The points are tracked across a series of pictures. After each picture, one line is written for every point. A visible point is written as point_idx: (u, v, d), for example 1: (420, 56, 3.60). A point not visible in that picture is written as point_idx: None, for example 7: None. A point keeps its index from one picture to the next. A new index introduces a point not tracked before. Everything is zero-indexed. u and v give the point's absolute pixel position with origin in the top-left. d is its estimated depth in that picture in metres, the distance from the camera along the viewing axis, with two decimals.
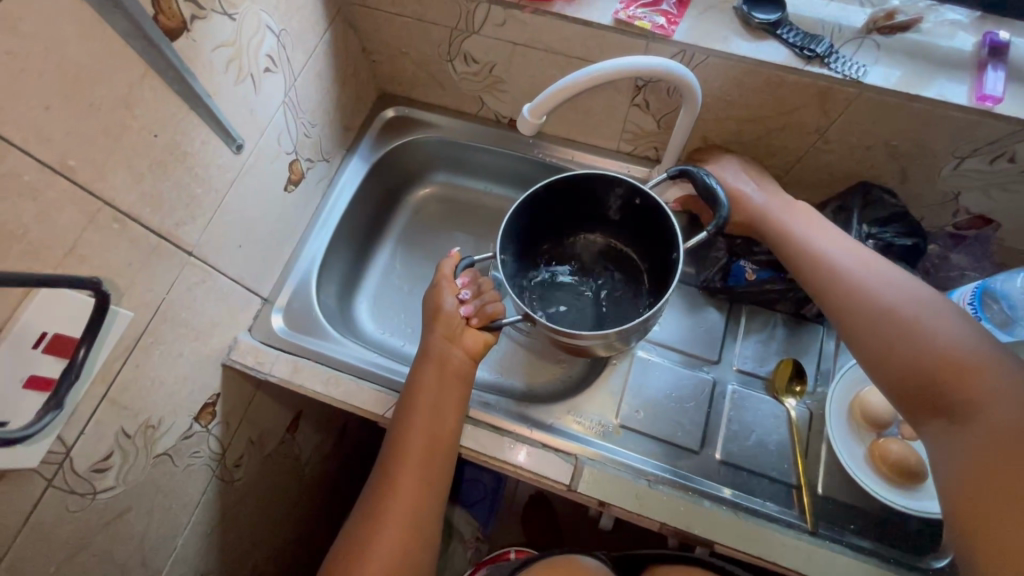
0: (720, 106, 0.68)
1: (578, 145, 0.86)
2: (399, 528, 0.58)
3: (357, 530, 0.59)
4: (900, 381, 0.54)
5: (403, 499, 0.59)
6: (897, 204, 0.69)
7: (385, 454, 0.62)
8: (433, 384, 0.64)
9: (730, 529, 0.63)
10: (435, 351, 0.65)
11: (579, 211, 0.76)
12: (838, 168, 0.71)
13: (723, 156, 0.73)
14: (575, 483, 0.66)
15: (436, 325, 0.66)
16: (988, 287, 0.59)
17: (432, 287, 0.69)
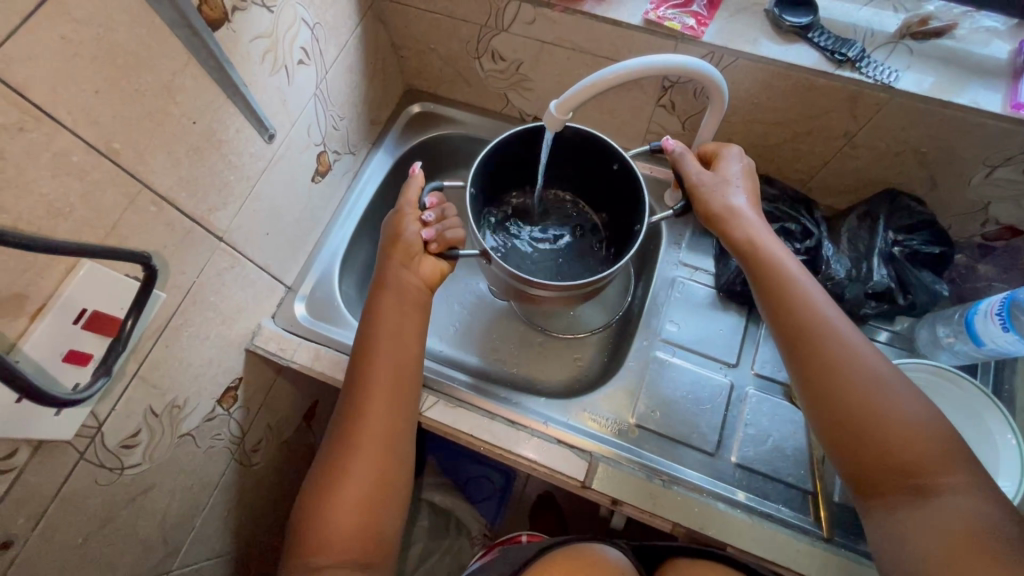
0: (747, 108, 0.68)
1: None
2: (370, 451, 0.59)
3: (326, 456, 0.60)
4: (851, 409, 0.53)
5: (369, 424, 0.60)
6: (924, 211, 0.68)
7: (348, 404, 0.61)
8: (393, 316, 0.64)
9: (741, 532, 0.63)
10: (392, 279, 0.65)
11: (550, 168, 0.79)
12: (865, 174, 0.71)
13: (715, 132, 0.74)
14: (589, 480, 0.66)
15: (396, 252, 0.66)
16: (1016, 299, 0.57)
17: (396, 212, 0.68)
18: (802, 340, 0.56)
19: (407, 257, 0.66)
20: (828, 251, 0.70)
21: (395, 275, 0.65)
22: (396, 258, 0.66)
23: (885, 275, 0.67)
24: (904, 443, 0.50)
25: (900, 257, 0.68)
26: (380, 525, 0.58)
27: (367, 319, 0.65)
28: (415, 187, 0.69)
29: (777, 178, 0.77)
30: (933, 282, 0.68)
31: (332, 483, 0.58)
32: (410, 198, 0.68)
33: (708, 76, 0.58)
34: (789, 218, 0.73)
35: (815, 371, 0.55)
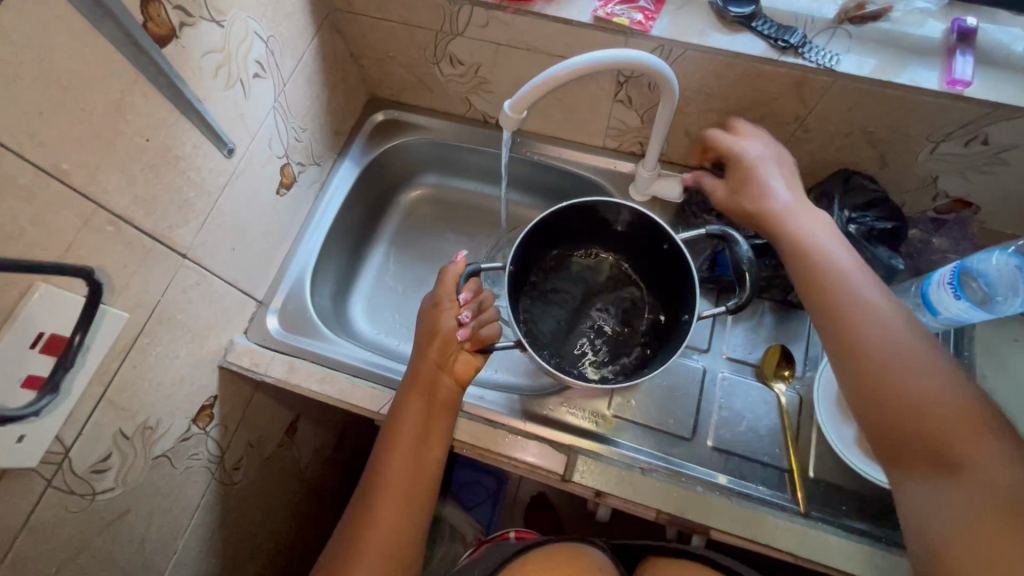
0: (700, 98, 0.70)
1: (565, 142, 0.88)
2: (384, 555, 0.59)
3: (357, 520, 0.61)
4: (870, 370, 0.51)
5: (397, 494, 0.61)
6: (876, 188, 0.71)
7: (365, 502, 0.61)
8: (421, 414, 0.64)
9: (724, 516, 0.64)
10: (423, 381, 0.65)
11: (600, 233, 0.76)
12: (819, 156, 0.73)
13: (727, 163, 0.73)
14: (569, 474, 0.67)
15: (431, 341, 0.66)
16: (967, 266, 0.60)
17: (433, 306, 0.67)
18: (839, 322, 0.54)
19: (444, 353, 0.66)
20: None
21: (429, 376, 0.65)
22: (432, 360, 0.65)
23: None
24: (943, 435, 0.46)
25: (857, 234, 0.69)
26: None
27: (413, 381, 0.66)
28: (451, 277, 0.68)
29: None
30: (889, 257, 0.69)
31: (358, 554, 0.58)
32: (450, 288, 0.67)
33: (659, 71, 0.60)
34: None
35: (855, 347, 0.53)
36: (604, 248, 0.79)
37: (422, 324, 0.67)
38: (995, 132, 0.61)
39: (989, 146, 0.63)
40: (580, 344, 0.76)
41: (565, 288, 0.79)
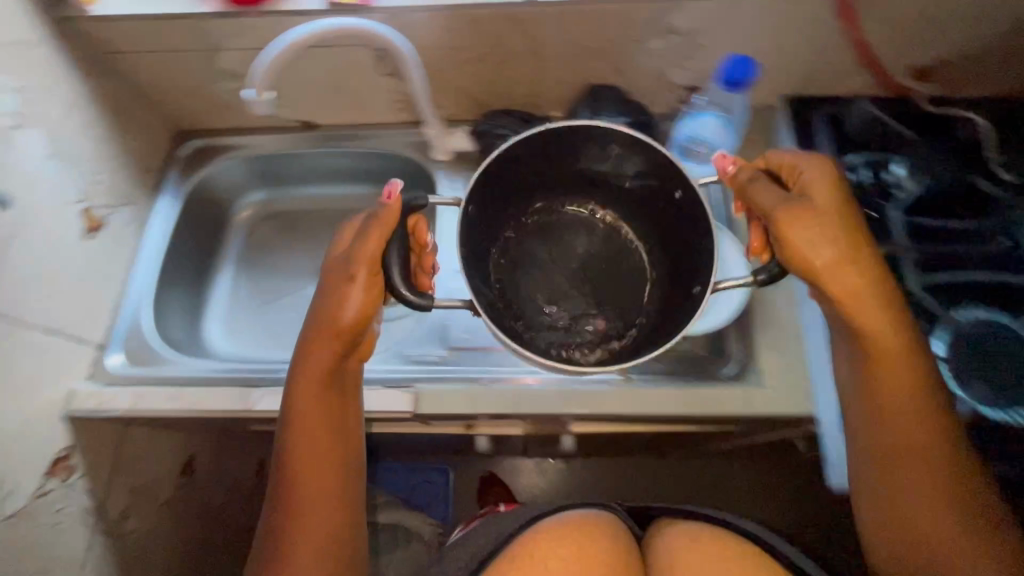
0: (448, 54, 0.79)
1: (369, 127, 0.95)
2: (327, 531, 0.60)
3: (280, 491, 0.61)
4: (884, 521, 0.59)
5: (318, 475, 0.61)
6: (618, 95, 0.82)
7: (278, 482, 0.61)
8: (318, 403, 0.62)
9: (558, 399, 0.71)
10: (311, 366, 0.61)
11: (558, 177, 0.72)
12: (569, 80, 0.83)
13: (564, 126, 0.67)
14: (416, 407, 0.72)
15: (327, 331, 0.60)
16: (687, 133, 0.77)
17: (325, 291, 0.61)
18: (900, 420, 0.58)
19: (336, 332, 0.60)
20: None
21: (316, 361, 0.61)
22: (325, 338, 0.61)
23: None
24: (961, 511, 0.57)
25: None
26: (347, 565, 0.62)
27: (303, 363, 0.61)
28: (370, 243, 0.59)
29: (515, 107, 0.88)
30: None
31: (298, 534, 0.59)
32: (331, 261, 0.62)
33: (372, 31, 0.69)
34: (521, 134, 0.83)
35: (876, 452, 0.59)
36: (598, 204, 0.76)
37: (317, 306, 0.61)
38: (677, 22, 0.73)
39: (681, 35, 0.75)
40: (567, 325, 0.72)
41: (534, 248, 0.74)
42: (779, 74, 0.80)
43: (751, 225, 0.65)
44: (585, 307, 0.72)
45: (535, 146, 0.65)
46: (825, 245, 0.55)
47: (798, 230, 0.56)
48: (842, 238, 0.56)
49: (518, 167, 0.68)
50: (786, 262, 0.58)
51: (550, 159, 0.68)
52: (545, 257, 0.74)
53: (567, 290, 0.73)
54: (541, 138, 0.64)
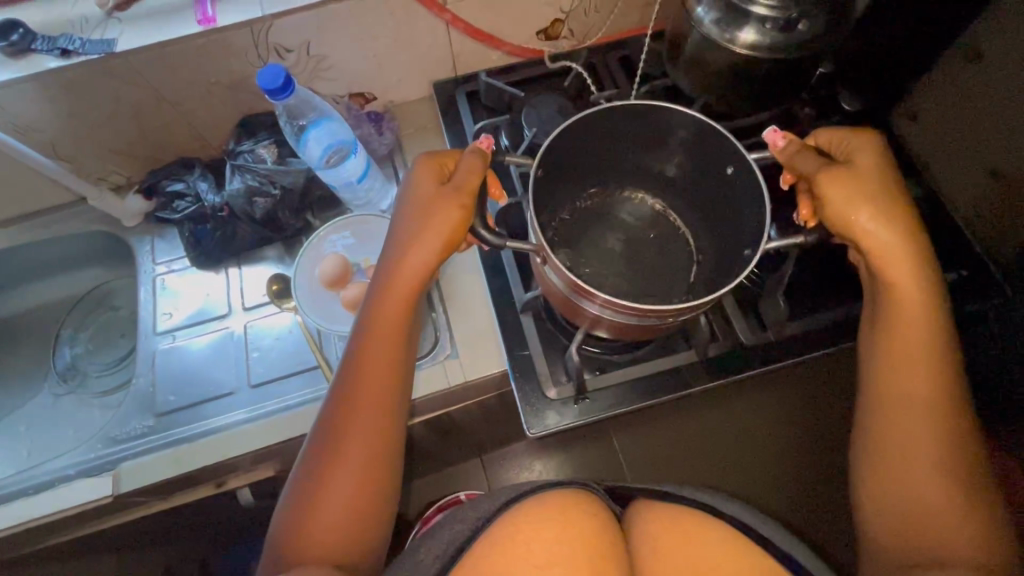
0: (70, 121, 0.76)
1: (48, 211, 0.90)
2: (371, 451, 0.56)
3: (332, 426, 0.56)
4: (941, 412, 0.56)
5: (369, 401, 0.57)
6: (272, 119, 0.82)
7: (338, 402, 0.57)
8: (391, 310, 0.59)
9: (261, 434, 0.71)
10: (392, 278, 0.59)
11: (617, 152, 0.64)
12: (220, 117, 0.82)
13: (436, 219, 0.57)
14: (117, 488, 0.69)
15: (417, 247, 0.58)
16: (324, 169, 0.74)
17: (417, 218, 0.58)
18: (903, 324, 0.56)
19: (389, 319, 0.59)
20: (207, 190, 0.83)
21: (392, 277, 0.59)
22: (404, 240, 0.58)
23: (242, 180, 0.79)
24: (943, 447, 0.55)
25: (251, 160, 0.79)
26: (370, 520, 0.55)
27: (388, 286, 0.59)
28: (464, 175, 0.58)
29: (188, 155, 0.87)
30: (296, 162, 0.79)
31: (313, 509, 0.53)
32: (427, 191, 0.58)
33: None
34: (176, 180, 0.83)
35: (879, 393, 0.58)
36: (646, 190, 0.69)
37: (398, 233, 0.59)
38: (283, 40, 0.73)
39: (296, 51, 0.75)
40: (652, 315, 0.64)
41: (606, 219, 0.68)
42: (416, 63, 0.84)
43: (799, 193, 0.61)
44: (664, 282, 0.66)
45: (605, 117, 0.57)
46: (859, 203, 0.55)
47: (838, 188, 0.55)
48: (875, 195, 0.55)
49: (584, 140, 0.60)
50: (823, 218, 0.57)
51: (616, 134, 0.61)
52: (627, 224, 0.68)
53: (645, 262, 0.66)
54: (577, 127, 0.57)
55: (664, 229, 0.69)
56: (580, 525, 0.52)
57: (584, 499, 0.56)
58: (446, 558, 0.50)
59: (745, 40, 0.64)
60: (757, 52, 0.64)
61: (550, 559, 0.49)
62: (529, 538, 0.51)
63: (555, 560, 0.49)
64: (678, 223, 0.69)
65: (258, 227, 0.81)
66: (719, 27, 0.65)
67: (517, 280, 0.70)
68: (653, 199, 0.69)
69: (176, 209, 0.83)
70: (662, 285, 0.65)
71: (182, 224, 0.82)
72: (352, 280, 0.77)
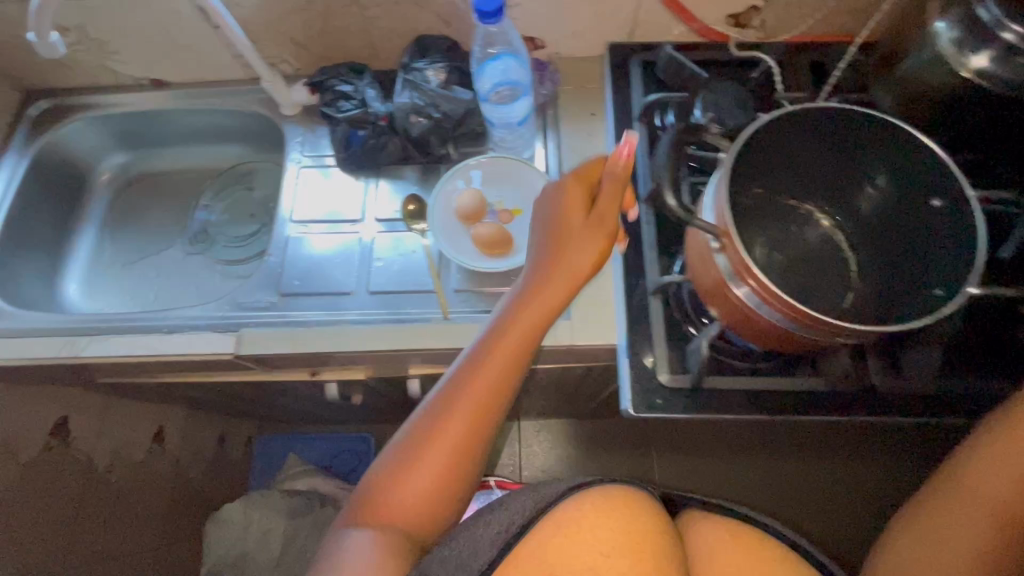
0: (272, 2, 0.80)
1: (219, 84, 0.96)
2: (459, 446, 0.57)
3: (436, 408, 0.58)
4: (999, 532, 0.54)
5: (475, 402, 0.57)
6: (444, 44, 0.83)
7: (447, 387, 0.58)
8: (527, 322, 0.58)
9: (370, 338, 0.75)
10: (531, 282, 0.59)
11: (811, 160, 0.62)
12: (399, 30, 0.84)
13: (579, 240, 0.59)
14: (239, 348, 0.74)
15: (556, 266, 0.59)
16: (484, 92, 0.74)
17: (562, 227, 0.60)
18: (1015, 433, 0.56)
19: (535, 306, 0.59)
20: (373, 97, 0.84)
21: (531, 277, 0.60)
22: (549, 247, 0.60)
23: (412, 97, 0.80)
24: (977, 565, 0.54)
25: (424, 81, 0.81)
26: (441, 509, 0.57)
27: (531, 295, 0.59)
28: (607, 196, 0.59)
29: (355, 60, 0.90)
30: (461, 92, 0.81)
31: (402, 479, 0.56)
32: (574, 207, 0.60)
33: None
34: (346, 82, 0.85)
35: (957, 488, 0.57)
36: (816, 208, 0.66)
37: (546, 242, 0.60)
38: None
39: None
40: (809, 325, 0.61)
41: (773, 226, 0.65)
42: (598, 18, 0.82)
43: None
44: (825, 301, 0.62)
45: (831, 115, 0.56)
46: None
47: None
48: None
49: (797, 134, 0.58)
50: None
51: (826, 139, 0.59)
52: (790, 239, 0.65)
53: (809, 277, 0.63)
54: (796, 117, 0.56)
55: (828, 250, 0.65)
56: (636, 519, 0.55)
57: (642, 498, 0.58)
58: (507, 534, 0.53)
59: (975, 66, 0.59)
60: (985, 82, 0.59)
61: (606, 551, 0.52)
62: (592, 528, 0.53)
63: (607, 556, 0.52)
64: (843, 246, 0.65)
65: (415, 145, 0.84)
66: (956, 47, 0.59)
67: (653, 264, 0.69)
68: (823, 219, 0.66)
69: (339, 108, 0.84)
70: (825, 299, 0.62)
71: (338, 123, 0.85)
72: (484, 218, 0.79)
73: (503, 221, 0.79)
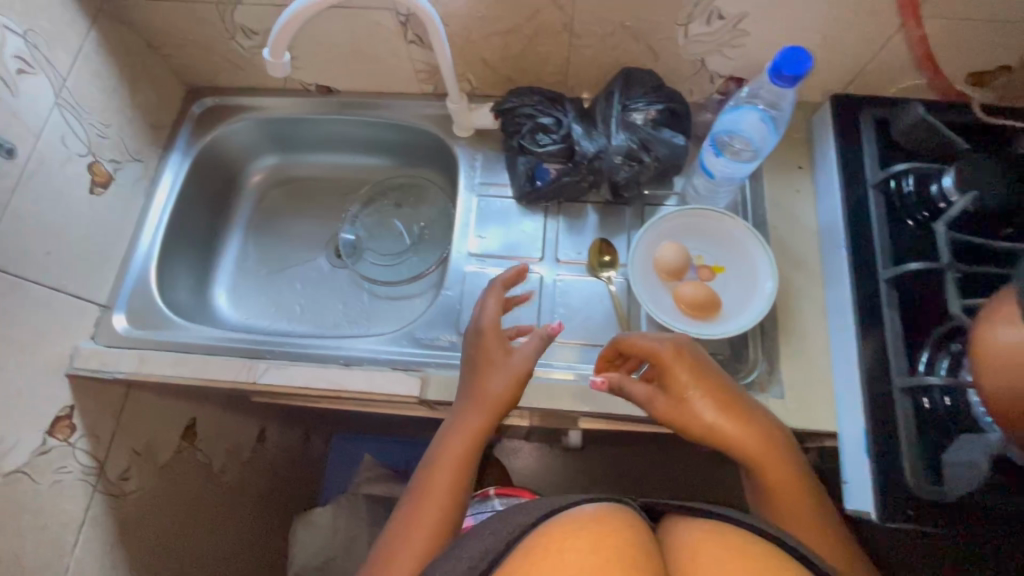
0: (479, 23, 0.75)
1: (387, 96, 0.92)
2: (431, 533, 0.56)
3: (410, 505, 0.59)
4: None
5: (442, 488, 0.59)
6: (653, 78, 0.77)
7: (418, 483, 0.61)
8: (479, 416, 0.63)
9: (563, 394, 0.70)
10: (471, 392, 0.64)
11: None
12: (602, 60, 0.79)
13: (499, 356, 0.65)
14: (424, 393, 0.71)
15: (483, 367, 0.64)
16: (716, 135, 0.68)
17: (477, 348, 0.66)
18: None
19: (489, 358, 0.65)
20: (579, 133, 0.77)
21: (470, 391, 0.65)
22: (480, 364, 0.65)
23: (624, 139, 0.75)
24: None
25: (637, 121, 0.75)
26: None
27: (474, 393, 0.64)
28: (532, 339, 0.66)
29: (540, 86, 0.84)
30: (671, 135, 0.75)
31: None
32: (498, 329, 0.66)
33: None
34: (542, 112, 0.79)
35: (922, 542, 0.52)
36: None
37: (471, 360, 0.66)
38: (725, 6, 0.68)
39: (727, 20, 0.70)
40: None
41: None
42: (824, 66, 0.76)
43: None
44: None
45: None
46: None
47: None
48: None
49: None
50: None
51: None
52: None
53: None
54: None
55: None
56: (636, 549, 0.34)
57: (619, 511, 0.38)
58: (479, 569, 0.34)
59: None
60: None
61: None
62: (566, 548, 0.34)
63: None
64: None
65: (612, 187, 0.78)
66: None
67: (900, 356, 0.62)
68: None
69: (538, 141, 0.79)
70: None
71: (528, 155, 0.80)
72: (684, 274, 0.73)
73: (704, 278, 0.73)
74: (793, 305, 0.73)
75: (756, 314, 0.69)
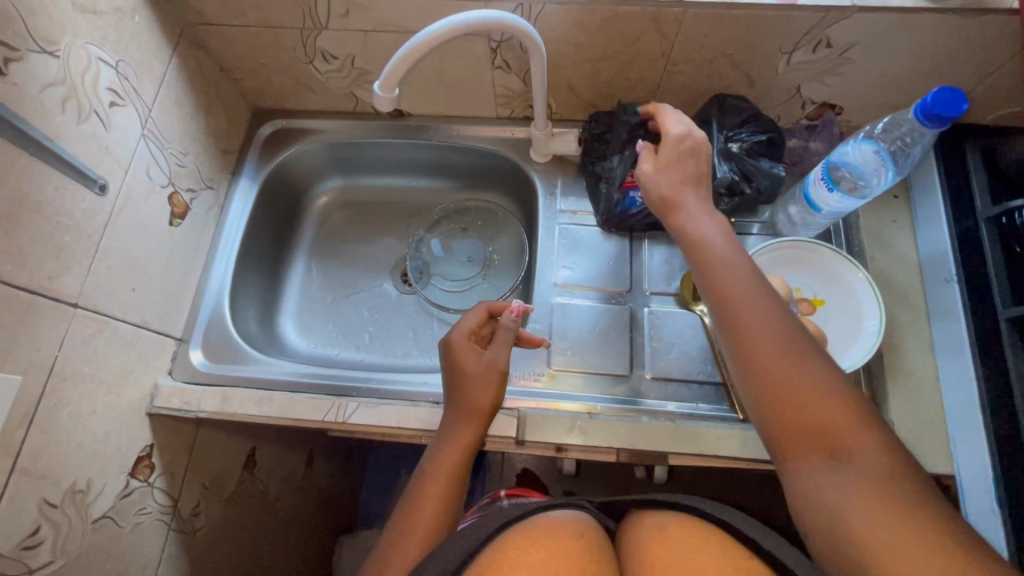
0: (572, 50, 0.72)
1: (459, 120, 0.89)
2: (424, 537, 0.53)
3: (400, 522, 0.56)
4: None
5: (435, 493, 0.57)
6: (749, 106, 0.74)
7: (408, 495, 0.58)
8: (461, 419, 0.62)
9: (665, 435, 0.67)
10: (455, 398, 0.63)
11: None
12: (694, 86, 0.77)
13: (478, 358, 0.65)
14: (522, 435, 0.68)
15: (458, 377, 0.64)
16: (831, 162, 0.67)
17: (458, 359, 0.65)
18: None
19: (464, 370, 0.64)
20: None
21: (453, 399, 0.64)
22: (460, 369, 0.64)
23: (727, 171, 0.73)
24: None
25: (737, 152, 0.74)
26: None
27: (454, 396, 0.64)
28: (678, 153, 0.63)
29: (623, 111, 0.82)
30: (771, 166, 0.74)
31: None
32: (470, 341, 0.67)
33: (520, 29, 0.59)
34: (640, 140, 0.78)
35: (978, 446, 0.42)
36: None
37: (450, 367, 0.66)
38: (835, 34, 0.66)
39: (834, 49, 0.68)
40: None
41: None
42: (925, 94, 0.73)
43: None
44: None
45: None
46: None
47: None
48: None
49: None
50: None
51: None
52: None
53: None
54: None
55: None
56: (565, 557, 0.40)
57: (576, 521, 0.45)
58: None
59: None
60: None
61: None
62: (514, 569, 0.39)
63: None
64: None
65: None
66: None
67: None
68: None
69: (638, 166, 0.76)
70: None
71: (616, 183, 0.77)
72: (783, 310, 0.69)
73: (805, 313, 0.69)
74: (898, 341, 0.71)
75: (865, 354, 0.66)
